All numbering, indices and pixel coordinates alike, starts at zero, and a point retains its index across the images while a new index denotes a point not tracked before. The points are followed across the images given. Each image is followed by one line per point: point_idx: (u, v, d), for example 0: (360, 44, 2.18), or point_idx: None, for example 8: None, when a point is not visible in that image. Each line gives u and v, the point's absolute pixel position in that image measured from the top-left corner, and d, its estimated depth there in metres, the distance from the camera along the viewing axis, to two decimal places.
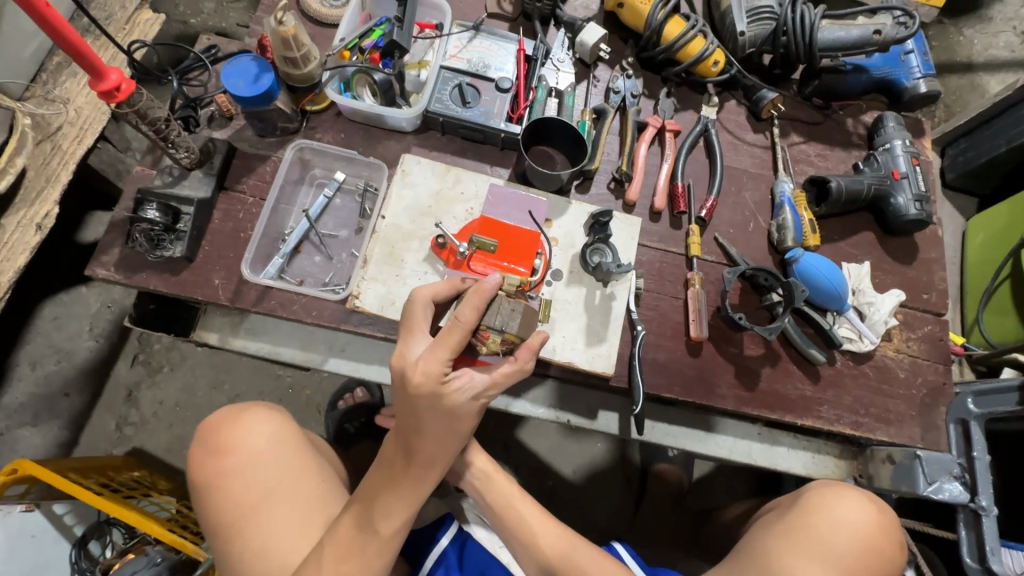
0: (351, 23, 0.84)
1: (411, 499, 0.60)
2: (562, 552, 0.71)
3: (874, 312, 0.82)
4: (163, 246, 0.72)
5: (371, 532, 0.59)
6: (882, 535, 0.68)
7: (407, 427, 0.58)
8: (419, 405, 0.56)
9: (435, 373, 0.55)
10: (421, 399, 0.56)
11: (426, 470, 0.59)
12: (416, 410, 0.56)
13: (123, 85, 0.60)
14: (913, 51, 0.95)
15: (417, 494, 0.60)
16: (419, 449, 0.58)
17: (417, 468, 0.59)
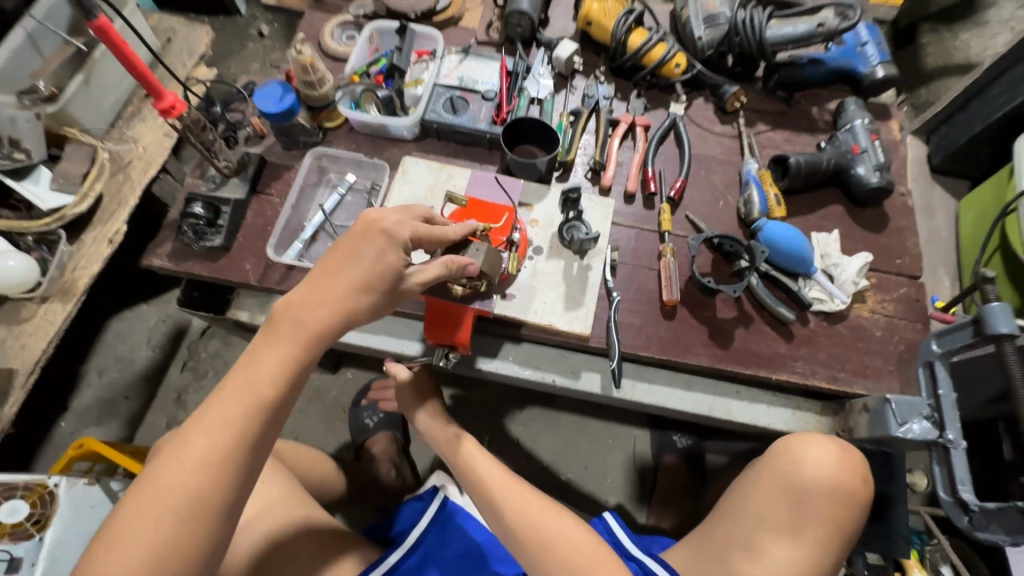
0: (361, 55, 1.02)
1: (283, 359, 0.54)
2: (533, 521, 0.73)
3: (841, 273, 0.87)
4: (205, 238, 0.87)
5: (229, 408, 0.51)
6: (847, 468, 0.69)
7: (330, 268, 0.58)
8: (367, 242, 0.59)
9: (410, 228, 0.62)
10: (381, 236, 0.59)
11: (307, 314, 0.56)
12: (359, 249, 0.59)
13: (176, 104, 0.77)
14: (867, 42, 1.03)
15: (290, 346, 0.55)
16: (313, 302, 0.56)
17: (310, 318, 0.56)
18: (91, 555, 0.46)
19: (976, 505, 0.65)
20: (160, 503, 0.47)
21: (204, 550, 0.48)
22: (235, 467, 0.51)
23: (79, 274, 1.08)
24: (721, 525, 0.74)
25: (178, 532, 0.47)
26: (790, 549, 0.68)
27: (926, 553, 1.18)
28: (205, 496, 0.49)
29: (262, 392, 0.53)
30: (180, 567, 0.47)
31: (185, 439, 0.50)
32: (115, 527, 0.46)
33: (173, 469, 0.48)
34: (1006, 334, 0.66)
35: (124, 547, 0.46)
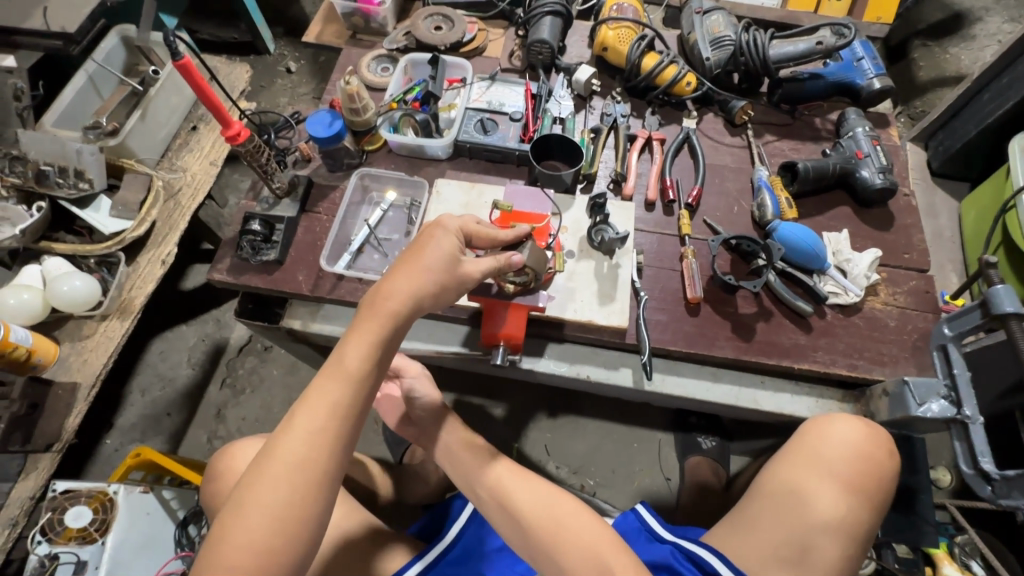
0: (397, 84, 1.11)
1: (370, 339, 0.61)
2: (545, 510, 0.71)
3: (853, 268, 0.94)
4: (262, 253, 0.95)
5: (330, 385, 0.58)
6: (868, 441, 0.77)
7: (408, 257, 0.66)
8: (429, 235, 0.68)
9: (461, 222, 0.72)
10: (440, 228, 0.69)
11: (393, 301, 0.62)
12: (422, 241, 0.67)
13: (242, 132, 0.85)
14: (864, 57, 1.11)
15: (381, 331, 0.62)
16: (397, 287, 0.63)
17: (387, 299, 0.62)
18: (224, 518, 0.54)
19: (997, 475, 0.70)
20: (279, 470, 0.55)
21: (318, 509, 0.56)
22: (337, 437, 0.58)
23: (135, 293, 1.16)
24: (751, 496, 0.81)
25: (296, 495, 0.54)
26: (820, 511, 0.74)
27: (956, 546, 1.17)
28: (315, 464, 0.56)
29: (355, 369, 0.59)
30: (300, 524, 0.54)
31: (296, 415, 0.57)
32: (242, 495, 0.54)
33: (288, 446, 0.56)
34: (1012, 312, 0.71)
35: (254, 510, 0.53)
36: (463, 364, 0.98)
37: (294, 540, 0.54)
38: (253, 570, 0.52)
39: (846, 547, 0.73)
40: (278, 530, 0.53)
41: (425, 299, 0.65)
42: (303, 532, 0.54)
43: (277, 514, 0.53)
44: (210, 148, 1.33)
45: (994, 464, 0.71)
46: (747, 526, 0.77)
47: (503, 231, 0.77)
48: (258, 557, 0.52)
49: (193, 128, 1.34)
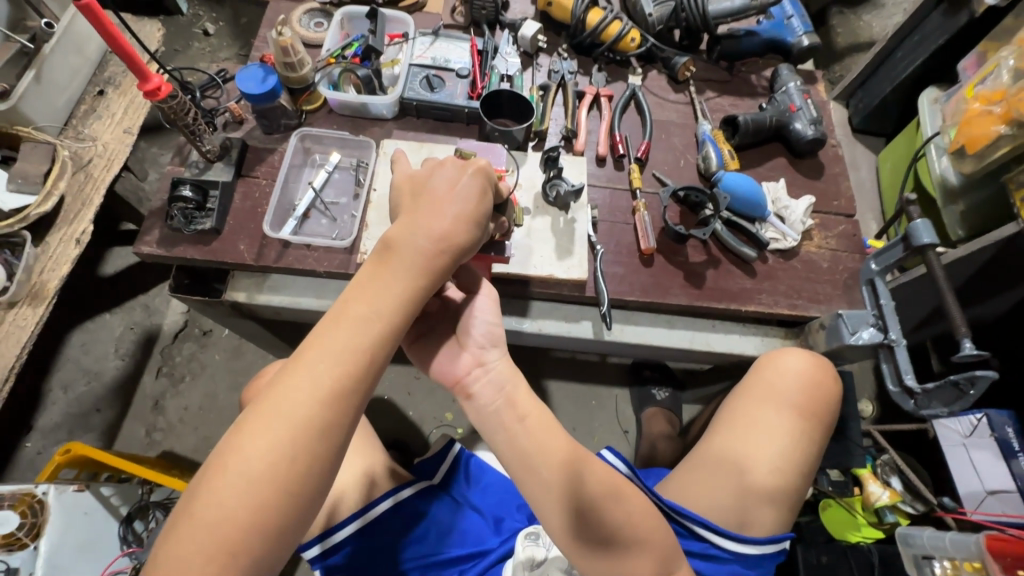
0: (333, 39, 1.05)
1: (389, 293, 0.58)
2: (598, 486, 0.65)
3: (790, 215, 0.99)
4: (196, 221, 0.88)
5: (339, 336, 0.55)
6: (819, 371, 0.83)
7: (434, 198, 0.65)
8: (467, 181, 0.65)
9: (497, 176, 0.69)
10: (480, 175, 0.66)
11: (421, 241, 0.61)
12: (456, 189, 0.65)
13: (163, 86, 0.77)
14: (792, 16, 1.18)
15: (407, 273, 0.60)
16: (423, 226, 0.62)
17: (418, 247, 0.61)
18: (212, 472, 0.50)
19: (919, 390, 0.75)
20: (283, 421, 0.52)
21: (323, 471, 0.53)
22: (352, 392, 0.55)
23: (48, 276, 1.05)
24: (715, 430, 0.84)
25: (303, 450, 0.52)
26: (778, 438, 0.80)
27: (879, 465, 1.28)
28: (327, 418, 0.53)
29: (382, 322, 0.57)
30: (302, 482, 0.52)
31: (306, 370, 0.54)
32: (239, 446, 0.51)
33: (299, 391, 0.53)
34: (929, 243, 0.77)
35: (255, 466, 0.50)
36: None
37: (294, 501, 0.51)
38: (255, 527, 0.49)
39: (799, 471, 0.79)
40: (284, 484, 0.51)
41: (467, 251, 0.64)
42: (305, 492, 0.52)
43: (282, 469, 0.51)
44: (123, 114, 1.20)
45: (916, 380, 0.76)
46: (720, 460, 0.80)
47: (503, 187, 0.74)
48: (255, 516, 0.49)
49: (100, 93, 1.21)
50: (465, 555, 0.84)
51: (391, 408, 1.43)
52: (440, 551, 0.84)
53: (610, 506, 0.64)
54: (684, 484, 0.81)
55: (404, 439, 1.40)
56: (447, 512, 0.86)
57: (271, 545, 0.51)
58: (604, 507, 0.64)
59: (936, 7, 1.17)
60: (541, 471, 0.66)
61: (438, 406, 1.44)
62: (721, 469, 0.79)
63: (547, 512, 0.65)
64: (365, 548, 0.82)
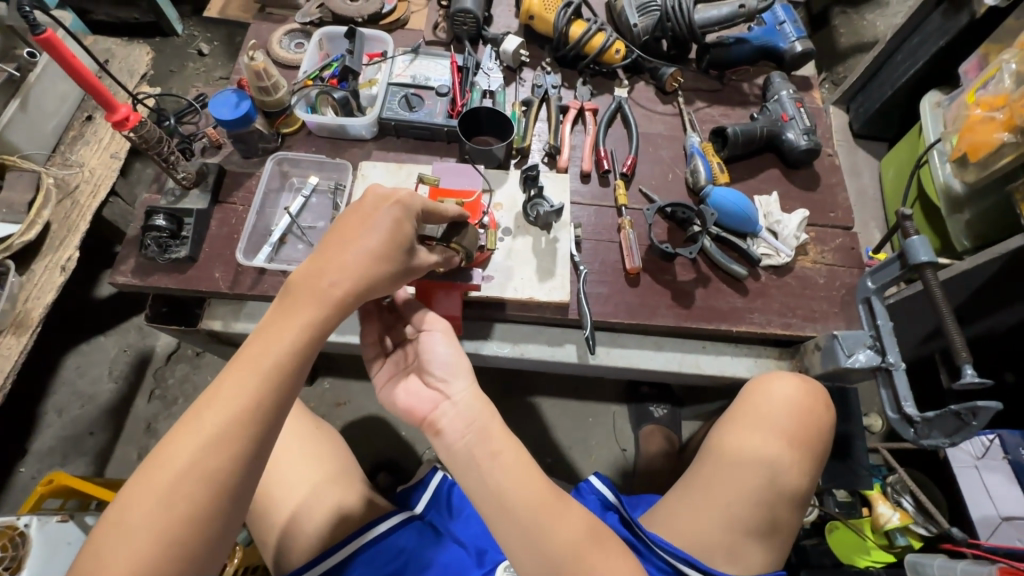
0: (312, 60, 1.04)
1: (297, 329, 0.57)
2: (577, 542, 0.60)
3: (783, 229, 0.95)
4: (170, 250, 0.87)
5: (237, 378, 0.54)
6: (807, 396, 0.79)
7: (344, 232, 0.61)
8: (382, 214, 0.63)
9: (421, 201, 0.66)
10: (395, 206, 0.63)
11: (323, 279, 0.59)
12: (370, 222, 0.62)
13: (131, 116, 0.76)
14: (785, 21, 1.12)
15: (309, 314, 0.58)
16: (330, 263, 0.60)
17: (322, 284, 0.59)
18: (101, 531, 0.48)
19: (918, 418, 0.71)
20: (172, 476, 0.50)
21: (217, 521, 0.51)
22: (250, 440, 0.53)
23: (33, 304, 1.05)
24: (703, 458, 0.81)
25: (191, 506, 0.50)
26: (765, 469, 0.76)
27: (888, 485, 1.22)
28: (220, 470, 0.51)
29: (280, 366, 0.55)
30: (197, 533, 0.50)
31: (198, 416, 0.52)
32: (125, 504, 0.49)
33: (190, 443, 0.51)
34: (927, 262, 0.73)
35: (138, 525, 0.48)
36: None
37: (189, 553, 0.50)
38: None
39: (787, 505, 0.75)
40: (171, 543, 0.49)
41: (376, 287, 0.62)
42: (195, 549, 0.50)
43: (170, 526, 0.49)
44: (109, 139, 1.21)
45: (917, 407, 0.72)
46: (706, 490, 0.76)
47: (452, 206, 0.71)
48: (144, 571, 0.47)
49: (88, 119, 1.22)
50: None
51: (384, 428, 1.41)
52: None
53: (591, 555, 0.60)
54: (670, 515, 0.78)
55: (397, 460, 1.38)
56: (427, 545, 0.83)
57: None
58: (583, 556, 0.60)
59: (936, 8, 1.12)
60: (516, 511, 0.61)
61: None
62: (702, 502, 0.76)
63: (520, 558, 0.61)
64: None
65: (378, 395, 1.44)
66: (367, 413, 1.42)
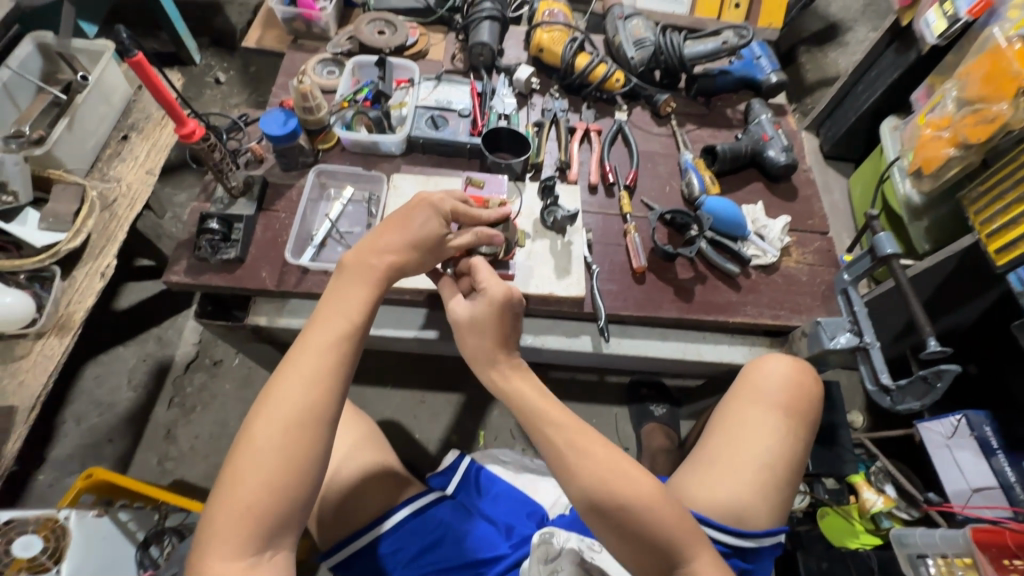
0: (346, 86, 1.15)
1: (358, 297, 0.72)
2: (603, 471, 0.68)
3: (769, 233, 1.08)
4: (221, 251, 0.95)
5: (318, 335, 0.67)
6: (798, 372, 0.90)
7: (393, 223, 0.78)
8: (417, 212, 0.78)
9: (450, 204, 0.81)
10: (429, 208, 0.79)
11: (372, 257, 0.75)
12: (412, 220, 0.78)
13: (196, 130, 0.86)
14: (761, 56, 1.29)
15: (367, 286, 0.73)
16: (383, 242, 0.76)
17: (371, 263, 0.74)
18: (232, 458, 0.60)
19: (893, 386, 0.82)
20: (281, 413, 0.61)
21: (318, 451, 0.62)
22: (335, 383, 0.65)
23: (74, 308, 1.11)
24: (711, 432, 0.90)
25: (298, 436, 0.61)
26: (762, 435, 0.86)
27: (871, 473, 1.32)
28: (316, 407, 0.63)
29: (353, 324, 0.70)
30: (306, 464, 0.61)
31: (293, 367, 0.65)
32: (249, 435, 0.61)
33: (290, 388, 0.63)
34: (892, 253, 0.85)
35: (260, 450, 0.60)
36: (431, 346, 1.03)
37: (302, 480, 0.60)
38: (267, 504, 0.58)
39: (786, 465, 0.85)
40: (287, 467, 0.60)
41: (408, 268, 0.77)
42: (305, 471, 0.61)
43: (285, 454, 0.60)
44: (145, 157, 1.29)
45: (891, 378, 0.83)
46: (711, 455, 0.87)
47: (488, 212, 0.85)
48: (271, 493, 0.58)
49: (125, 137, 1.30)
50: (481, 560, 0.86)
51: (399, 430, 1.47)
52: (451, 558, 0.86)
53: (616, 482, 0.67)
54: (687, 485, 0.86)
55: (412, 461, 1.43)
56: (461, 519, 0.90)
57: (281, 521, 0.59)
58: (611, 484, 0.67)
59: (888, 47, 1.30)
60: (560, 438, 0.72)
61: (444, 428, 1.48)
62: (712, 469, 0.85)
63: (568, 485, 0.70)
64: (380, 556, 0.86)
65: (392, 400, 1.50)
66: (381, 418, 1.48)
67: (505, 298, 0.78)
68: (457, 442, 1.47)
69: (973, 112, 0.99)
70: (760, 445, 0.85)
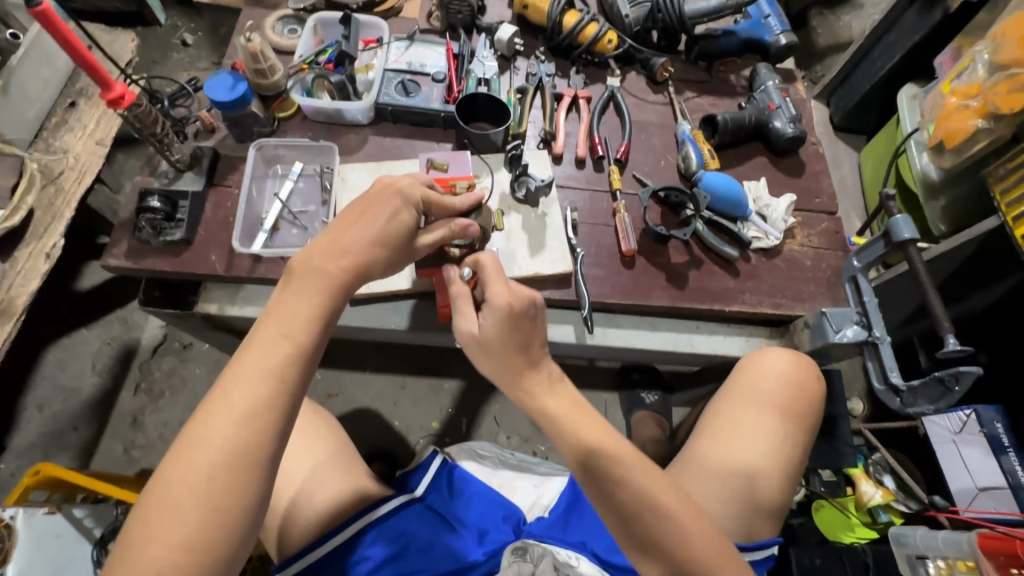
0: (307, 46, 1.04)
1: (307, 305, 0.61)
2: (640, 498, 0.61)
3: (772, 213, 0.98)
4: (165, 232, 0.85)
5: (259, 354, 0.57)
6: (801, 373, 0.82)
7: (355, 214, 0.68)
8: (383, 203, 0.69)
9: (421, 191, 0.72)
10: (396, 197, 0.69)
11: (328, 258, 0.64)
12: (379, 213, 0.68)
13: (126, 95, 0.75)
14: (769, 14, 1.17)
15: (322, 293, 0.62)
16: (343, 242, 0.65)
17: (328, 267, 0.63)
18: (148, 506, 0.50)
19: (904, 387, 0.75)
20: (206, 454, 0.52)
21: (252, 497, 0.53)
22: (276, 413, 0.56)
23: (16, 292, 1.02)
24: (699, 435, 0.84)
25: (225, 481, 0.52)
26: (756, 441, 0.79)
27: (871, 464, 1.27)
28: (250, 445, 0.53)
29: (300, 341, 0.59)
30: (235, 512, 0.52)
31: (224, 394, 0.55)
32: (168, 479, 0.51)
33: (218, 422, 0.53)
34: (910, 239, 0.76)
35: (178, 500, 0.50)
36: (403, 337, 0.95)
37: (230, 530, 0.52)
38: (182, 564, 0.49)
39: (780, 474, 0.78)
40: (209, 518, 0.51)
41: (372, 272, 0.67)
42: (232, 519, 0.52)
43: (207, 503, 0.51)
44: (94, 126, 1.18)
45: (902, 377, 0.75)
46: (699, 464, 0.80)
47: (461, 200, 0.78)
48: (189, 548, 0.50)
49: (72, 105, 1.19)
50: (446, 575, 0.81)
51: (377, 418, 1.41)
52: (417, 569, 0.81)
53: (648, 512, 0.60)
54: None
55: (391, 449, 1.37)
56: (429, 528, 0.84)
57: None
58: (646, 519, 0.60)
59: (912, 4, 1.17)
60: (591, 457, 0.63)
61: (426, 415, 1.41)
62: (698, 475, 0.78)
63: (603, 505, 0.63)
64: (341, 567, 0.79)
65: (371, 386, 1.43)
66: (359, 405, 1.41)
67: (509, 307, 0.66)
68: (439, 431, 1.40)
69: (1007, 78, 0.88)
70: (753, 453, 0.78)
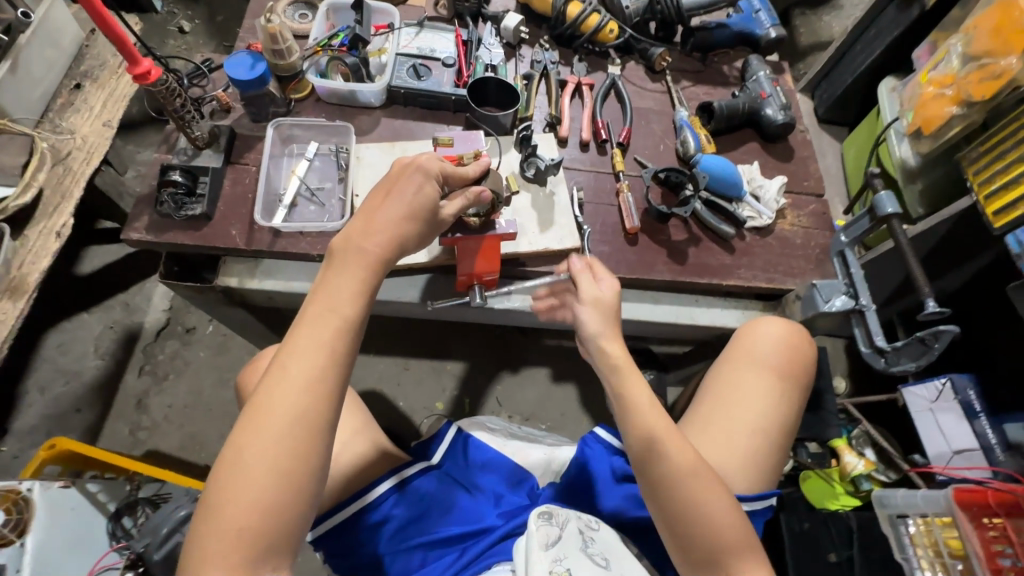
0: (320, 29, 1.06)
1: (350, 282, 0.64)
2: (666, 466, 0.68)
3: (765, 193, 1.04)
4: (186, 207, 0.88)
5: (313, 329, 0.61)
6: (796, 340, 0.88)
7: (383, 190, 0.70)
8: (407, 179, 0.70)
9: (438, 164, 0.74)
10: (418, 172, 0.71)
11: (364, 238, 0.66)
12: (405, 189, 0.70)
13: (152, 71, 0.77)
14: (760, 9, 1.23)
15: (364, 269, 0.65)
16: (377, 221, 0.67)
17: (366, 246, 0.66)
18: (225, 473, 0.55)
19: (888, 348, 0.82)
20: (271, 426, 0.56)
21: (314, 464, 0.57)
22: (331, 385, 0.60)
23: (27, 270, 1.03)
24: (700, 400, 0.89)
25: (292, 450, 0.56)
26: (755, 402, 0.85)
27: (854, 437, 1.34)
28: (310, 416, 0.58)
29: (346, 314, 0.62)
30: (304, 480, 0.57)
31: (281, 372, 0.58)
32: (241, 449, 0.56)
33: (278, 395, 0.57)
34: (893, 213, 0.82)
35: (251, 469, 0.55)
36: (416, 311, 0.99)
37: (298, 497, 0.56)
38: (259, 526, 0.54)
39: (778, 431, 0.84)
40: (279, 484, 0.55)
41: (407, 246, 0.70)
42: (301, 487, 0.56)
43: (276, 469, 0.55)
44: (101, 108, 1.19)
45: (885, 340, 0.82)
46: (706, 426, 0.85)
47: (471, 168, 0.80)
48: (265, 512, 0.55)
49: (77, 86, 1.19)
50: (465, 532, 0.83)
51: (381, 398, 1.43)
52: (439, 530, 0.83)
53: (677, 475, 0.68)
54: None
55: (396, 429, 1.40)
56: (448, 490, 0.87)
57: (280, 541, 0.55)
58: (676, 481, 0.67)
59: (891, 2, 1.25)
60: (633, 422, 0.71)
61: (429, 395, 1.45)
62: (703, 436, 0.84)
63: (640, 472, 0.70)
64: (365, 527, 0.82)
65: (375, 368, 1.46)
66: (364, 387, 1.44)
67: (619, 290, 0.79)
68: (442, 410, 1.44)
69: (979, 68, 0.96)
70: (755, 414, 0.84)
